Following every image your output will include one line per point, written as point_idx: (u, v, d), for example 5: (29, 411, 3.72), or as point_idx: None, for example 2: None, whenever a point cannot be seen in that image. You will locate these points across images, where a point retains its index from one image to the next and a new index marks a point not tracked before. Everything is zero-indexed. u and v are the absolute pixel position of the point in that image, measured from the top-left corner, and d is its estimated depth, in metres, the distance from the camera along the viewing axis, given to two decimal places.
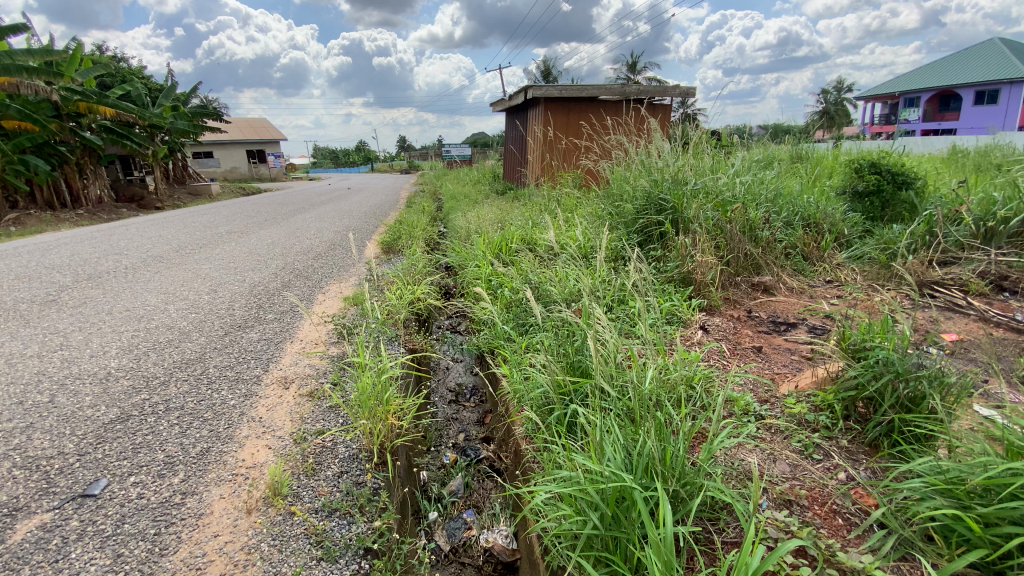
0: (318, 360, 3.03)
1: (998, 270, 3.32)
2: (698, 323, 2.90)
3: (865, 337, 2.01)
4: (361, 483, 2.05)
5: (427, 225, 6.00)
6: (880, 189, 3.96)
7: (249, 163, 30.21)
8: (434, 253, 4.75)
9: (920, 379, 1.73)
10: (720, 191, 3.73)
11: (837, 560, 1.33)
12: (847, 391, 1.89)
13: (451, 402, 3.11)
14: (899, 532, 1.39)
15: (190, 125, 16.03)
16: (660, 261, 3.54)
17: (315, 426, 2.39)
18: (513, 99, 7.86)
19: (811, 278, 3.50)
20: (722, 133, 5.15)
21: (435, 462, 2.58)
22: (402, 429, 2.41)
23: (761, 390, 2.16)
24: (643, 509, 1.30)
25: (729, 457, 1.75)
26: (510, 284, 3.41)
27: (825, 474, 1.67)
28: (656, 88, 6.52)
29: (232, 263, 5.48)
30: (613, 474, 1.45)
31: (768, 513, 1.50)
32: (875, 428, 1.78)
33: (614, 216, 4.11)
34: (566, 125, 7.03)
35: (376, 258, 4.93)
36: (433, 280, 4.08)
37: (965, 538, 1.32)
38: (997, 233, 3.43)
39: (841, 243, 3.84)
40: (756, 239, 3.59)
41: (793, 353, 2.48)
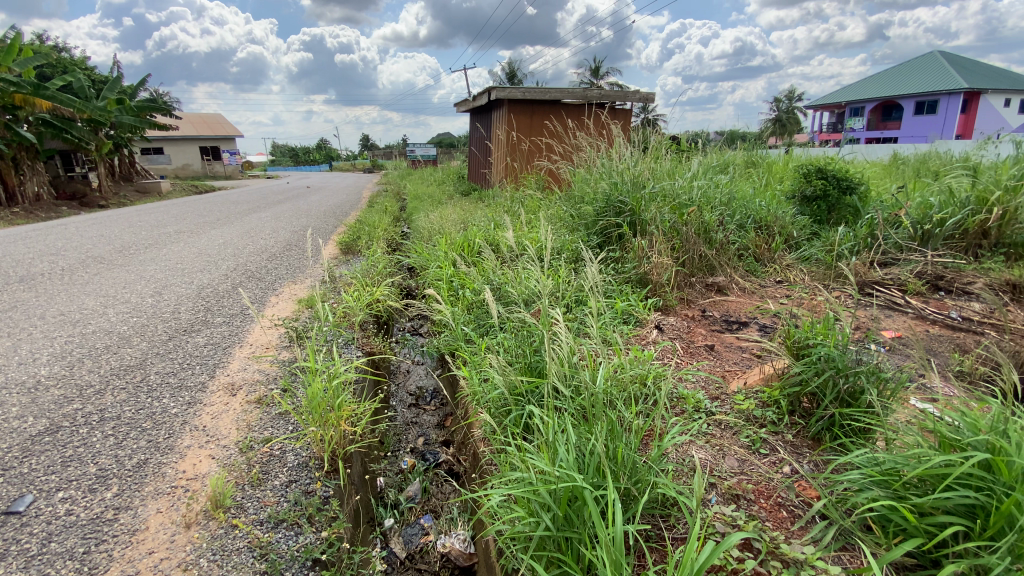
0: (268, 365, 2.91)
1: (934, 270, 3.53)
2: (653, 322, 2.95)
3: (808, 334, 2.08)
4: (311, 492, 1.97)
5: (389, 226, 5.88)
6: (826, 194, 4.14)
7: (204, 161, 28.97)
8: (394, 254, 4.65)
9: (858, 375, 1.81)
10: (677, 195, 3.82)
11: (781, 552, 1.37)
12: (792, 387, 1.96)
13: (410, 406, 3.04)
14: (840, 523, 1.44)
15: (139, 120, 15.23)
16: (619, 262, 3.58)
17: (263, 434, 2.29)
18: (476, 100, 7.82)
19: (762, 278, 3.62)
20: (682, 138, 5.28)
21: (392, 467, 2.51)
22: (355, 435, 2.33)
23: (713, 387, 2.21)
24: (594, 509, 1.30)
25: (681, 454, 1.78)
26: (470, 285, 3.37)
27: (771, 468, 1.72)
28: (617, 92, 6.63)
29: (180, 264, 5.21)
30: (566, 475, 1.44)
31: (716, 508, 1.52)
32: (818, 422, 1.85)
33: (575, 218, 4.13)
34: (529, 127, 7.04)
35: (334, 258, 4.80)
36: (393, 281, 3.98)
37: (901, 528, 1.38)
38: (932, 235, 3.71)
39: (790, 244, 3.98)
40: (711, 241, 3.69)
41: (743, 351, 2.55)
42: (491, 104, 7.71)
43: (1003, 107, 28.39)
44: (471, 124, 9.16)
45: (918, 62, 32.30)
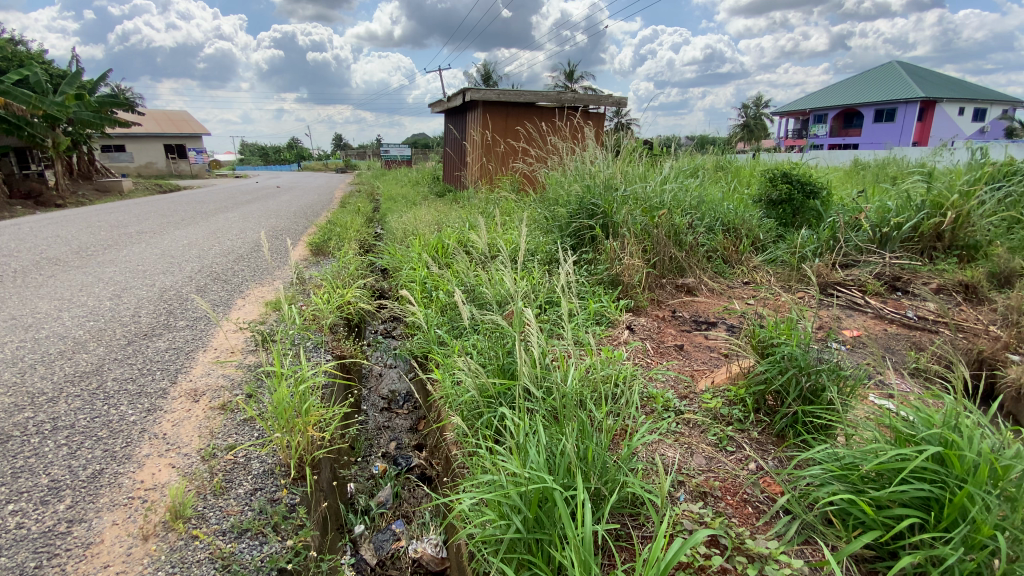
0: (233, 370, 2.82)
1: (892, 271, 3.69)
2: (625, 323, 2.98)
3: (772, 333, 2.13)
4: (276, 500, 1.91)
5: (361, 227, 5.79)
6: (791, 198, 4.27)
7: (169, 159, 28.01)
8: (366, 255, 4.58)
9: (820, 373, 1.87)
10: (648, 198, 3.88)
11: (746, 548, 1.40)
12: (757, 386, 2.00)
13: (383, 410, 2.99)
14: (802, 518, 1.48)
15: (98, 116, 14.62)
16: (592, 264, 3.61)
17: (226, 441, 2.21)
18: (451, 100, 7.78)
19: (730, 280, 3.71)
20: (654, 143, 5.36)
21: (363, 473, 2.46)
22: (324, 440, 2.27)
23: (682, 387, 2.25)
24: (564, 510, 1.30)
25: (650, 452, 1.80)
26: (444, 287, 3.34)
27: (737, 465, 1.75)
28: (590, 96, 6.70)
29: (141, 266, 5.01)
30: (536, 476, 1.43)
31: (684, 506, 1.54)
32: (782, 420, 1.89)
33: (549, 220, 4.15)
34: (504, 128, 7.04)
35: (304, 260, 4.69)
36: (364, 283, 3.92)
37: (860, 521, 1.42)
38: (890, 237, 3.90)
39: (757, 247, 4.09)
40: (681, 243, 3.76)
41: (711, 351, 2.61)
42: (465, 106, 7.68)
43: (955, 116, 29.84)
44: (445, 125, 9.11)
45: (877, 72, 33.69)
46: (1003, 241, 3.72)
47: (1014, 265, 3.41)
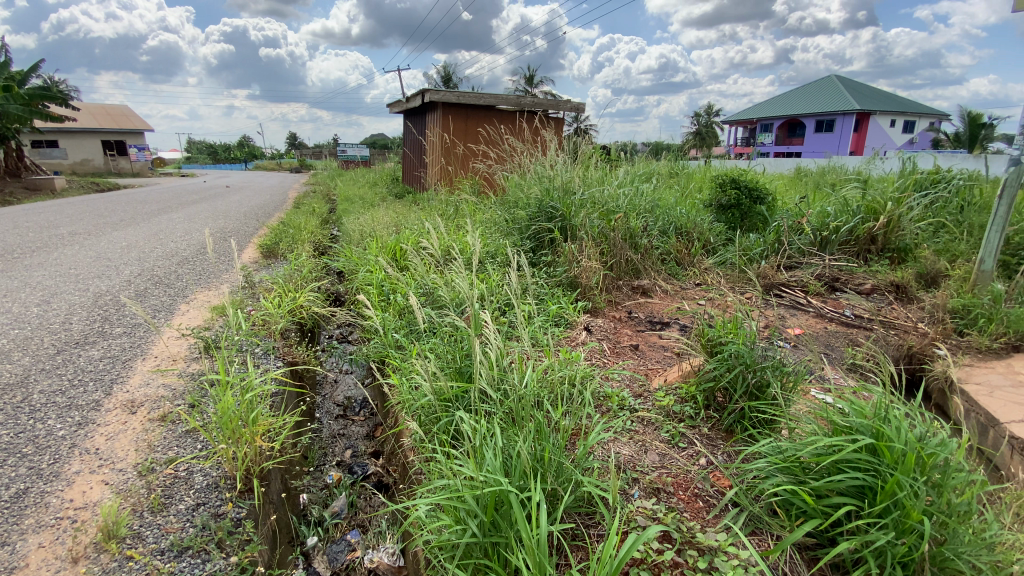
0: (175, 379, 2.66)
1: (831, 272, 3.91)
2: (582, 324, 3.02)
3: (720, 333, 2.21)
4: (221, 515, 1.82)
5: (316, 229, 5.63)
6: (739, 203, 4.46)
7: (107, 156, 26.31)
8: (321, 258, 4.44)
9: (764, 369, 1.95)
10: (605, 203, 3.96)
11: (697, 541, 1.43)
12: (707, 383, 2.07)
13: (338, 417, 2.91)
14: (749, 509, 1.53)
15: (26, 108, 13.56)
16: (551, 267, 3.64)
17: (167, 454, 2.09)
18: (410, 101, 7.67)
19: (683, 281, 3.82)
20: (612, 149, 5.47)
21: (316, 483, 2.37)
22: (273, 450, 2.18)
23: (637, 385, 2.30)
24: (520, 512, 1.29)
25: (606, 450, 1.83)
26: (401, 290, 3.28)
27: (688, 461, 1.80)
28: (549, 101, 6.77)
29: (72, 269, 4.67)
30: (492, 480, 1.43)
31: (638, 503, 1.57)
32: (730, 415, 1.96)
33: (509, 223, 4.15)
34: (464, 131, 7.00)
35: (253, 263, 4.50)
36: (318, 286, 3.79)
37: (802, 510, 1.49)
38: (829, 241, 4.13)
39: (708, 249, 4.23)
40: (636, 246, 3.85)
41: (665, 350, 2.69)
42: (424, 107, 7.60)
43: (887, 127, 32.03)
44: (404, 125, 8.98)
45: (817, 84, 35.71)
46: (928, 244, 4.01)
47: (939, 266, 3.69)
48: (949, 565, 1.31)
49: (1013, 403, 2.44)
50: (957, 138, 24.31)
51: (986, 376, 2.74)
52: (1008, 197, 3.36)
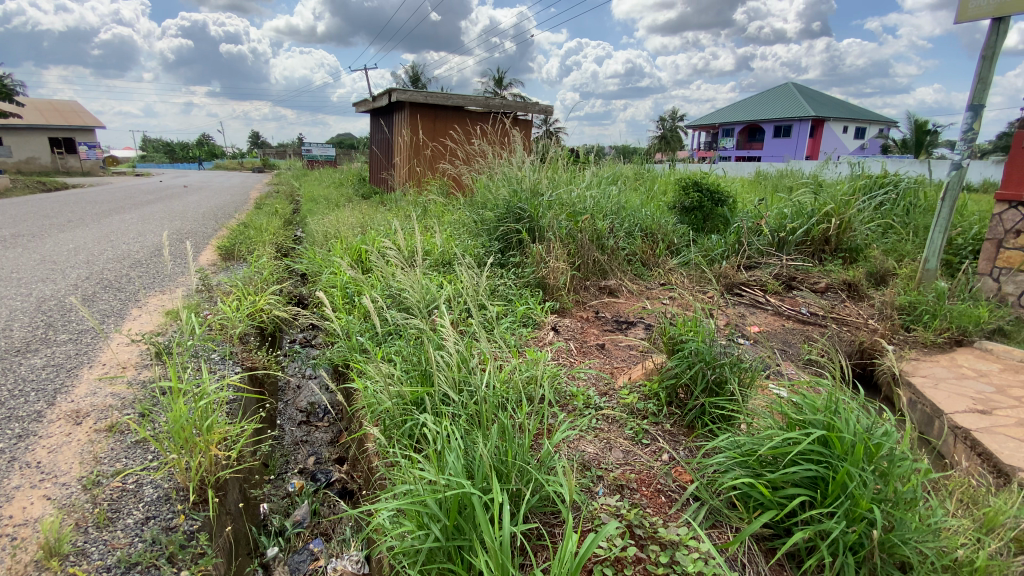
0: (125, 387, 2.53)
1: (788, 272, 4.06)
2: (550, 324, 3.04)
3: (681, 331, 2.27)
4: (172, 528, 1.73)
5: (279, 230, 5.47)
6: (702, 205, 4.58)
7: (54, 154, 24.92)
8: (283, 259, 4.32)
9: (723, 366, 2.00)
10: (572, 204, 4.00)
11: (659, 536, 1.46)
12: (669, 380, 2.11)
13: (301, 424, 2.84)
14: (709, 503, 1.57)
15: None
16: (519, 267, 3.64)
17: (114, 466, 1.98)
18: (377, 100, 7.55)
19: (649, 281, 3.89)
20: (580, 151, 5.53)
21: (277, 492, 2.31)
22: (230, 459, 2.09)
23: (602, 383, 2.33)
24: (483, 514, 1.28)
25: (571, 449, 1.84)
26: (366, 292, 3.22)
27: (651, 457, 1.83)
28: (518, 103, 6.79)
29: (12, 273, 4.38)
30: (455, 482, 1.41)
31: (602, 500, 1.58)
32: (691, 411, 2.01)
33: (477, 224, 4.14)
34: (432, 131, 6.94)
35: (211, 266, 4.34)
36: (280, 289, 3.68)
37: (759, 502, 1.53)
38: (786, 241, 4.28)
39: (673, 250, 4.33)
40: (603, 247, 3.91)
41: (630, 349, 2.73)
42: (391, 106, 7.50)
43: (841, 133, 33.53)
44: (371, 125, 8.85)
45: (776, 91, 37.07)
46: (878, 244, 4.21)
47: (887, 265, 3.89)
48: (896, 551, 1.38)
49: (955, 395, 2.63)
50: (905, 145, 25.68)
51: (930, 370, 2.90)
52: (950, 200, 3.57)
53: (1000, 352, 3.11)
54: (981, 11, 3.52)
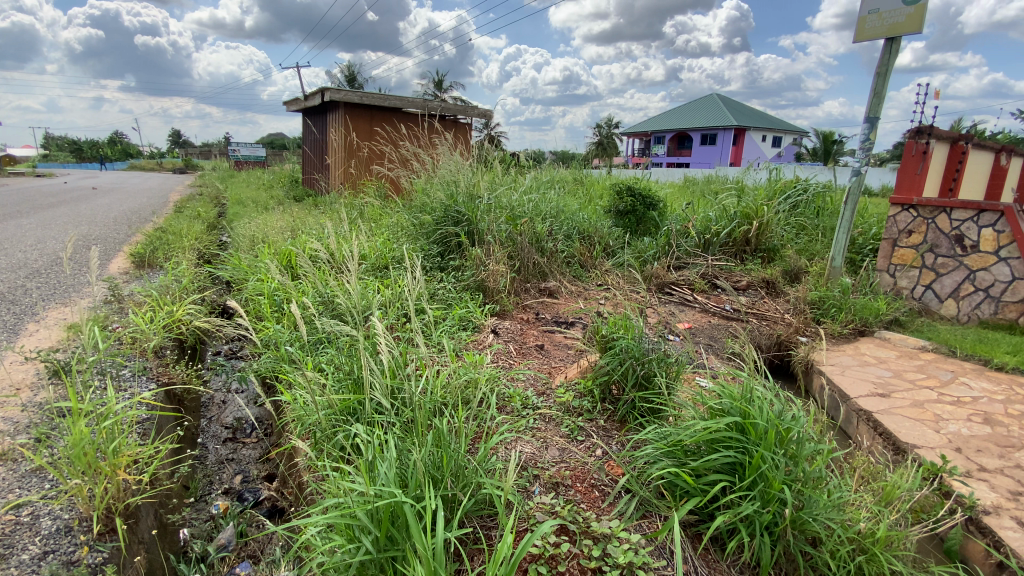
0: (18, 411, 2.27)
1: (713, 271, 4.31)
2: (489, 327, 3.04)
3: (613, 331, 2.35)
4: (74, 562, 1.57)
5: (202, 235, 5.13)
6: (635, 209, 4.78)
7: None
8: (205, 266, 4.05)
9: (651, 362, 2.10)
10: (511, 207, 4.04)
11: (591, 530, 1.50)
12: (602, 377, 2.18)
13: (225, 441, 2.67)
14: (639, 494, 1.64)
15: None
16: (458, 270, 3.62)
17: (5, 498, 1.77)
18: (309, 99, 7.25)
19: (587, 282, 4.00)
20: (519, 156, 5.60)
21: (199, 515, 2.14)
22: (143, 482, 1.93)
23: (540, 383, 2.37)
24: (414, 522, 1.25)
25: (508, 450, 1.85)
26: (297, 299, 3.08)
27: (586, 454, 1.88)
28: (457, 106, 6.77)
29: None
30: (387, 491, 1.37)
31: (537, 499, 1.60)
32: (623, 406, 2.09)
33: (415, 227, 4.08)
34: (368, 132, 6.77)
35: (122, 274, 3.99)
36: (201, 298, 3.45)
37: (684, 490, 1.61)
38: (712, 242, 4.54)
39: (608, 252, 4.48)
40: (542, 249, 3.98)
41: (568, 349, 2.80)
42: (325, 106, 7.25)
43: (761, 142, 36.07)
44: (302, 126, 8.51)
45: (703, 100, 39.27)
46: (792, 244, 4.56)
47: (800, 264, 4.22)
48: (807, 527, 1.49)
49: (859, 380, 2.90)
50: (816, 153, 28.01)
51: (837, 358, 3.18)
52: (852, 204, 3.93)
53: (895, 340, 3.46)
54: (876, 31, 3.90)
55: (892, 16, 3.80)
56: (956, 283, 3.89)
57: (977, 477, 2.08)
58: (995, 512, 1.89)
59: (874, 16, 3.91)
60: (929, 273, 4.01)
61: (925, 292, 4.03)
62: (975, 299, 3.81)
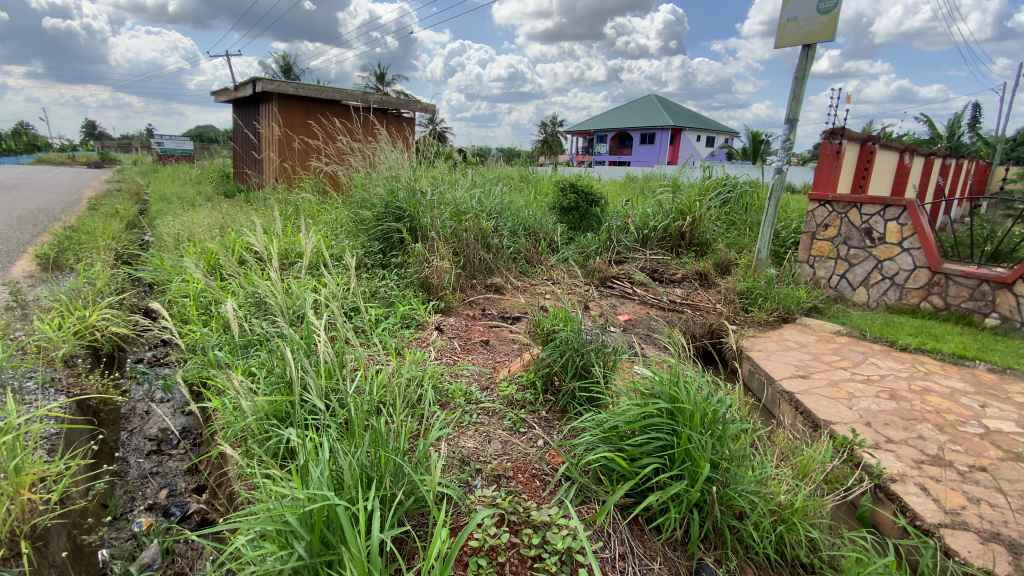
0: None
1: (652, 264, 4.50)
2: (434, 324, 3.01)
3: (554, 324, 2.41)
4: None
5: (120, 234, 4.75)
6: (578, 206, 4.92)
7: None
8: (123, 267, 3.76)
9: (589, 352, 2.18)
10: (455, 203, 4.02)
11: (531, 519, 1.52)
12: (543, 369, 2.23)
13: (149, 454, 2.48)
14: (578, 481, 1.69)
15: None
16: (401, 267, 3.56)
17: None
18: (239, 90, 6.87)
19: (532, 278, 4.04)
20: (464, 152, 5.58)
21: (119, 535, 1.98)
22: (51, 502, 1.77)
23: (484, 378, 2.39)
24: (347, 524, 1.23)
25: (449, 446, 1.85)
26: (228, 299, 2.93)
27: (528, 445, 1.91)
28: (399, 100, 6.64)
29: None
30: (319, 495, 1.34)
31: (479, 492, 1.61)
32: (564, 397, 2.15)
33: (355, 223, 3.97)
34: (304, 126, 6.50)
35: (26, 278, 3.63)
36: (118, 302, 3.19)
37: (620, 474, 1.68)
38: (650, 238, 4.72)
39: (553, 247, 4.56)
40: (488, 246, 3.99)
41: (512, 343, 2.84)
42: (257, 97, 6.89)
43: (698, 142, 37.82)
44: (233, 117, 8.04)
45: (644, 100, 40.66)
46: (723, 239, 4.82)
47: (730, 256, 4.46)
48: (733, 502, 1.60)
49: (782, 364, 3.11)
50: (747, 153, 29.69)
51: (763, 344, 3.40)
52: (775, 200, 4.20)
53: (815, 326, 3.75)
54: (795, 38, 4.18)
55: (808, 24, 4.08)
56: (867, 272, 4.24)
57: (885, 448, 2.29)
58: (901, 480, 2.08)
59: (793, 24, 4.19)
60: (843, 263, 4.37)
61: (840, 281, 4.40)
62: (882, 286, 4.16)
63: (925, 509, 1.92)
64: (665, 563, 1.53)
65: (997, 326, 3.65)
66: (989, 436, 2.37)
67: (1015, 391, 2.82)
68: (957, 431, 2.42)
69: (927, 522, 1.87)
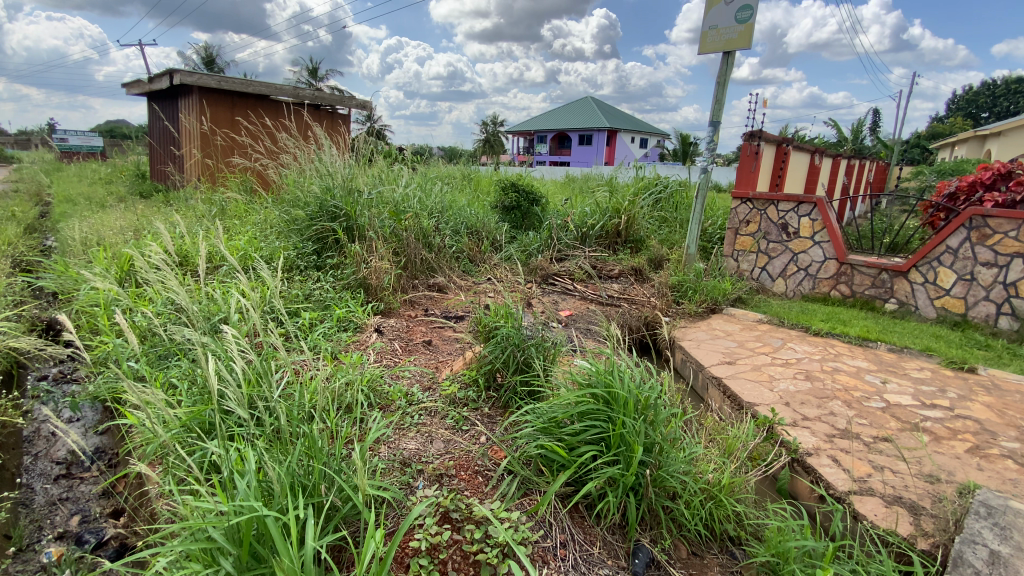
0: None
1: (591, 261, 4.64)
2: (373, 326, 2.96)
3: (496, 322, 2.45)
4: None
5: (16, 240, 4.29)
6: (520, 205, 5.01)
7: None
8: (20, 275, 3.40)
9: (530, 348, 2.23)
10: (394, 202, 3.95)
11: (474, 515, 1.54)
12: (486, 366, 2.26)
13: (58, 478, 2.27)
14: (520, 475, 1.73)
15: None
16: (337, 268, 3.46)
17: None
18: (154, 82, 6.38)
19: (475, 276, 4.06)
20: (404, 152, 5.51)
21: (23, 569, 1.79)
22: None
23: (426, 378, 2.38)
24: (277, 534, 1.18)
25: (391, 449, 1.83)
26: (146, 307, 2.73)
27: (470, 442, 1.93)
28: (333, 97, 6.41)
29: None
30: (247, 506, 1.28)
31: (421, 492, 1.61)
32: (506, 393, 2.18)
33: (288, 224, 3.81)
34: (229, 123, 6.15)
35: None
36: (16, 314, 2.89)
37: (560, 464, 1.75)
38: (588, 236, 4.88)
39: (495, 246, 4.60)
40: (429, 245, 3.97)
41: (455, 342, 2.85)
42: (175, 90, 6.43)
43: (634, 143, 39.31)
44: (148, 110, 7.48)
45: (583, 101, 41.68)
46: (655, 236, 5.05)
47: (662, 253, 4.69)
48: (665, 483, 1.69)
49: (711, 352, 3.32)
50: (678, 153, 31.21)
51: (694, 334, 3.61)
52: (702, 199, 4.45)
53: (739, 315, 4.02)
54: (716, 45, 4.45)
55: (727, 32, 4.36)
56: (784, 264, 4.59)
57: (801, 425, 2.51)
58: (815, 454, 2.28)
59: (714, 32, 4.46)
60: (763, 256, 4.71)
61: (761, 273, 4.75)
62: (798, 277, 4.53)
63: (836, 479, 2.11)
64: (604, 546, 1.61)
65: (894, 311, 4.07)
66: (888, 410, 2.65)
67: (910, 368, 3.17)
68: (862, 406, 2.68)
69: (838, 490, 2.06)
